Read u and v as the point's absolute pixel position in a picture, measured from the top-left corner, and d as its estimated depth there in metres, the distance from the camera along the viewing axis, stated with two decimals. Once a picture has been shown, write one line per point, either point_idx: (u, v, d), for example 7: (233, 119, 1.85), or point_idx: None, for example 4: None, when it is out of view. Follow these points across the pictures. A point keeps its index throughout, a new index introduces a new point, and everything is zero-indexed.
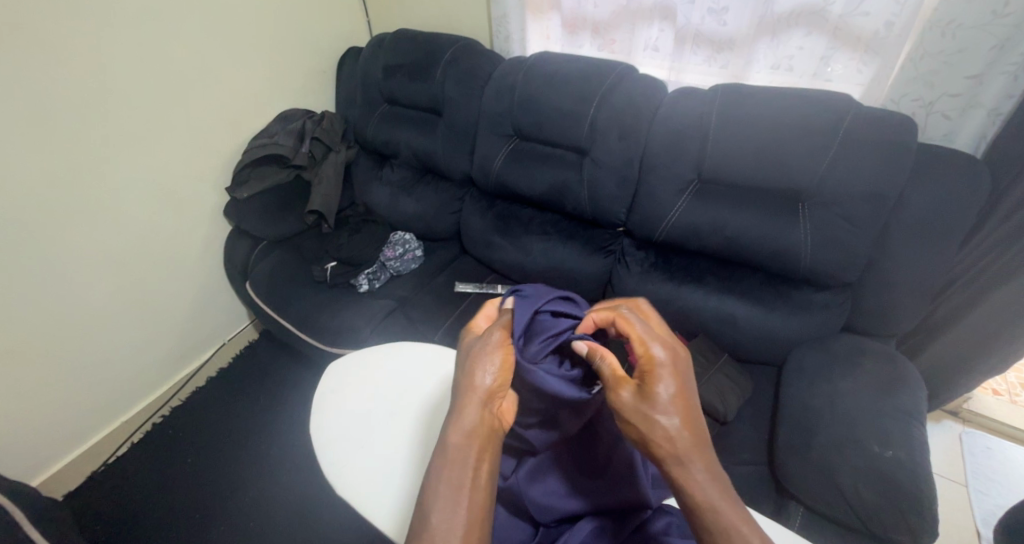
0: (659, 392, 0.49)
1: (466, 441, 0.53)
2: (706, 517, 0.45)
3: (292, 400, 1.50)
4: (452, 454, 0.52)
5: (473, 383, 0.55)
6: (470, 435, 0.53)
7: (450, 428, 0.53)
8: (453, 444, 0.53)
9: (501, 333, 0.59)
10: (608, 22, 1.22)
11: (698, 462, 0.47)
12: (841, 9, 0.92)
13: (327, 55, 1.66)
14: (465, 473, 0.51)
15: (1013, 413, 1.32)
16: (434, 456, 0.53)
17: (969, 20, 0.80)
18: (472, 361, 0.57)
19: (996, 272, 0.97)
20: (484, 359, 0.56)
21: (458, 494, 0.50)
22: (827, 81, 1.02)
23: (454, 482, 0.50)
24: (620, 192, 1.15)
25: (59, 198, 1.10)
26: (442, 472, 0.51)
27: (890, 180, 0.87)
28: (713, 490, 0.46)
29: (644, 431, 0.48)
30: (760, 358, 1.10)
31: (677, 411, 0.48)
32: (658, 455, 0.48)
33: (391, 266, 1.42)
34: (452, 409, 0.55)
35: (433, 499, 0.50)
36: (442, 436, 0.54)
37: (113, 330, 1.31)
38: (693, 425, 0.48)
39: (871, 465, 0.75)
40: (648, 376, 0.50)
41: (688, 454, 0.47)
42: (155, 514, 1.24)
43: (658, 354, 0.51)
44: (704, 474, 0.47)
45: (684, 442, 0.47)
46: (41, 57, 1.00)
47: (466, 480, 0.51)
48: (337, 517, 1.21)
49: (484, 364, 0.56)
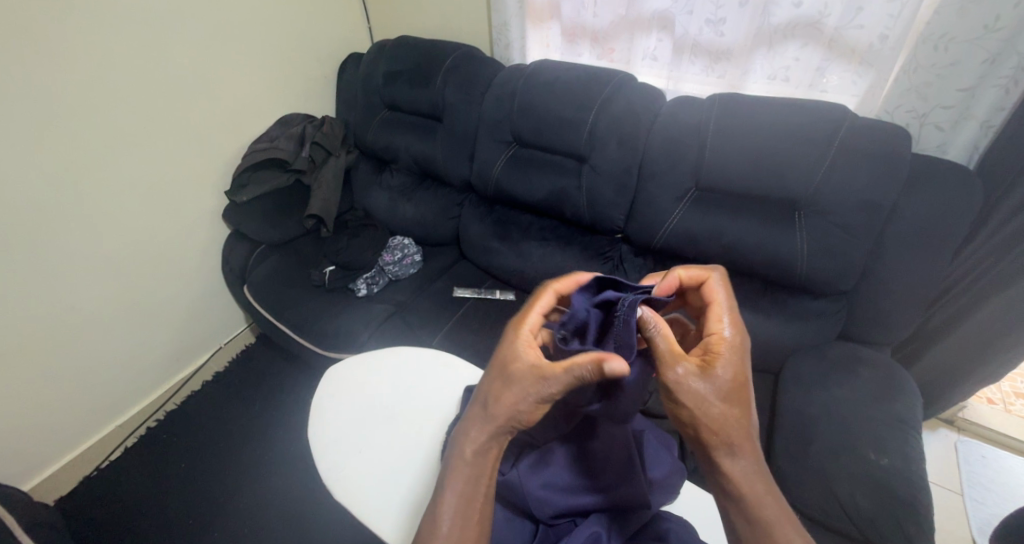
0: (721, 374, 0.50)
1: (479, 457, 0.53)
2: (753, 509, 0.47)
3: (289, 404, 1.50)
4: (467, 467, 0.53)
5: (500, 415, 0.53)
6: (485, 452, 0.53)
7: (467, 440, 0.53)
8: (467, 457, 0.53)
9: (557, 393, 0.51)
10: (607, 32, 1.24)
11: (748, 450, 0.49)
12: (836, 22, 0.94)
13: (328, 60, 1.67)
14: (478, 488, 0.52)
15: (1007, 421, 1.33)
16: (447, 464, 0.54)
17: (960, 34, 0.81)
18: (507, 397, 0.52)
19: (990, 282, 0.98)
20: (524, 402, 0.52)
21: (469, 507, 0.51)
22: (822, 91, 1.04)
23: (467, 496, 0.51)
24: (618, 199, 1.16)
25: (58, 200, 1.11)
26: (455, 484, 0.52)
27: (883, 191, 0.88)
28: (756, 480, 0.48)
29: (709, 405, 0.49)
30: (757, 365, 1.10)
31: (736, 397, 0.50)
32: (710, 439, 0.49)
33: (389, 271, 1.41)
34: (467, 420, 0.55)
35: (442, 505, 0.51)
36: (457, 450, 0.54)
37: (109, 332, 1.30)
38: (744, 413, 0.50)
39: (866, 473, 0.76)
40: (711, 357, 0.52)
41: (740, 440, 0.49)
42: (148, 519, 1.23)
43: (728, 341, 0.53)
44: (747, 458, 0.48)
45: (738, 427, 0.49)
46: (43, 61, 1.01)
47: (478, 494, 0.52)
48: (333, 523, 1.21)
49: (524, 405, 0.52)
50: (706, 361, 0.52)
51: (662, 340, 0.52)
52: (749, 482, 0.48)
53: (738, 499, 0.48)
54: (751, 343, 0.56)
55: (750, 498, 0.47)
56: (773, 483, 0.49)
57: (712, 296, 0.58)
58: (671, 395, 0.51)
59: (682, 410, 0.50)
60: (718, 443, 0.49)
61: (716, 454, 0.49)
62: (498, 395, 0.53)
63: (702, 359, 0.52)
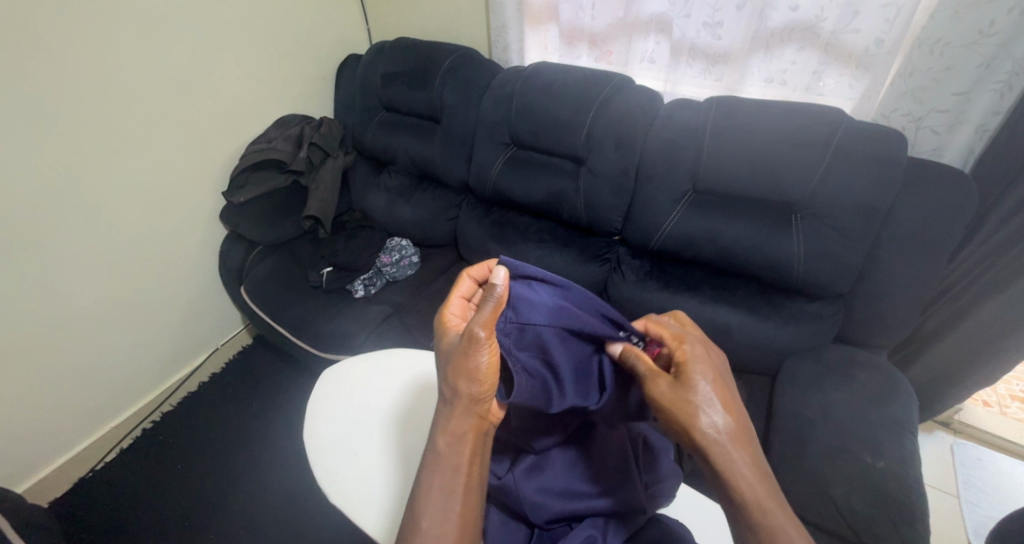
0: (700, 383, 0.53)
1: (453, 446, 0.54)
2: (755, 516, 0.46)
3: (286, 405, 1.49)
4: (444, 460, 0.53)
5: (457, 391, 0.55)
6: (458, 440, 0.54)
7: (438, 431, 0.55)
8: (442, 449, 0.54)
9: (484, 332, 0.53)
10: (605, 35, 1.24)
11: (743, 451, 0.50)
12: (833, 25, 0.94)
13: (326, 62, 1.67)
14: (457, 479, 0.52)
15: (1002, 424, 1.34)
16: (425, 461, 0.55)
17: (956, 38, 0.82)
18: (455, 370, 0.55)
19: (987, 284, 0.98)
20: (468, 362, 0.54)
21: (450, 499, 0.51)
22: (819, 95, 1.04)
23: (446, 487, 0.52)
24: (616, 201, 1.16)
25: (55, 200, 1.10)
26: (433, 479, 0.52)
27: (880, 195, 0.88)
28: (757, 483, 0.48)
29: (692, 411, 0.51)
30: (754, 368, 1.10)
31: (717, 401, 0.52)
32: (702, 445, 0.51)
33: (386, 272, 1.40)
34: (439, 415, 0.57)
35: (426, 501, 0.51)
36: (430, 444, 0.55)
37: (105, 332, 1.29)
38: (728, 418, 0.52)
39: (863, 475, 0.76)
40: (683, 369, 0.55)
41: (731, 442, 0.50)
42: (142, 521, 1.22)
43: (693, 351, 0.57)
44: (740, 461, 0.49)
45: (727, 429, 0.51)
46: (41, 61, 1.01)
47: (455, 482, 0.52)
48: (329, 526, 1.20)
49: (469, 369, 0.54)
50: (680, 374, 0.55)
51: (640, 360, 0.56)
52: (750, 482, 0.48)
53: (737, 502, 0.48)
54: (718, 351, 0.59)
55: (749, 500, 0.47)
56: (776, 488, 0.49)
57: (661, 330, 0.60)
58: (660, 406, 0.53)
59: (674, 421, 0.52)
60: (710, 448, 0.50)
61: (712, 459, 0.50)
62: (450, 374, 0.55)
63: (676, 373, 0.56)
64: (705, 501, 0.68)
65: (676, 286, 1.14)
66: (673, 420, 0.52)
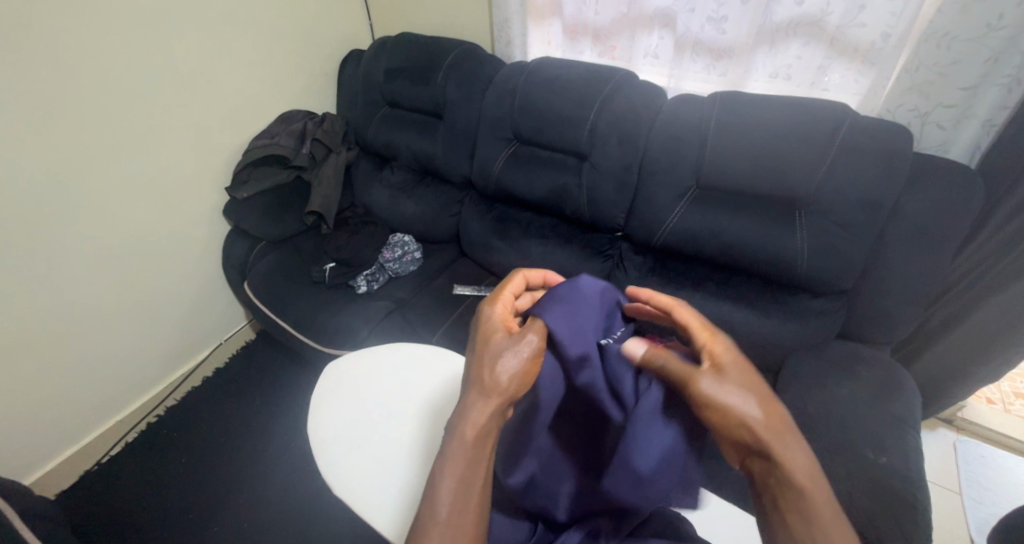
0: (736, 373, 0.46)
1: (481, 437, 0.50)
2: (792, 505, 0.42)
3: (289, 400, 1.50)
4: (467, 450, 0.50)
5: (501, 386, 0.51)
6: (484, 432, 0.50)
7: (465, 419, 0.50)
8: (468, 439, 0.50)
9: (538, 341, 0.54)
10: (608, 30, 1.24)
11: (794, 437, 0.44)
12: (838, 19, 0.93)
13: (329, 57, 1.67)
14: (477, 469, 0.49)
15: (1005, 421, 1.34)
16: (445, 446, 0.50)
17: (963, 32, 0.81)
18: (508, 365, 0.52)
19: (992, 280, 0.98)
20: (517, 367, 0.52)
21: (469, 491, 0.48)
22: (824, 90, 1.04)
23: (467, 478, 0.49)
24: (619, 197, 1.16)
25: (59, 196, 1.11)
26: (454, 468, 0.49)
27: (885, 190, 0.88)
28: (806, 470, 0.42)
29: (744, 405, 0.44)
30: (756, 364, 1.10)
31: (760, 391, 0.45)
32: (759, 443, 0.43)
33: (389, 268, 1.41)
34: (467, 399, 0.51)
35: (442, 489, 0.48)
36: (456, 430, 0.50)
37: (109, 327, 1.30)
38: (774, 409, 0.44)
39: (867, 471, 0.76)
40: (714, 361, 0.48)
41: (782, 430, 0.44)
42: (147, 514, 1.23)
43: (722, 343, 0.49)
44: (795, 451, 0.43)
45: (775, 419, 0.44)
46: (47, 58, 1.01)
47: (476, 473, 0.49)
48: (332, 520, 1.21)
49: (520, 375, 0.52)
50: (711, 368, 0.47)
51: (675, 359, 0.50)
52: (804, 470, 0.42)
53: (794, 497, 0.42)
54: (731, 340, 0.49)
55: (807, 493, 0.41)
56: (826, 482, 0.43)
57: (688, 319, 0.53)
58: (706, 401, 0.45)
59: (720, 421, 0.45)
60: (773, 443, 0.43)
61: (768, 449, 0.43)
62: (500, 368, 0.52)
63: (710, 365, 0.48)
64: (724, 503, 0.65)
65: (678, 283, 1.14)
66: (724, 417, 0.44)
